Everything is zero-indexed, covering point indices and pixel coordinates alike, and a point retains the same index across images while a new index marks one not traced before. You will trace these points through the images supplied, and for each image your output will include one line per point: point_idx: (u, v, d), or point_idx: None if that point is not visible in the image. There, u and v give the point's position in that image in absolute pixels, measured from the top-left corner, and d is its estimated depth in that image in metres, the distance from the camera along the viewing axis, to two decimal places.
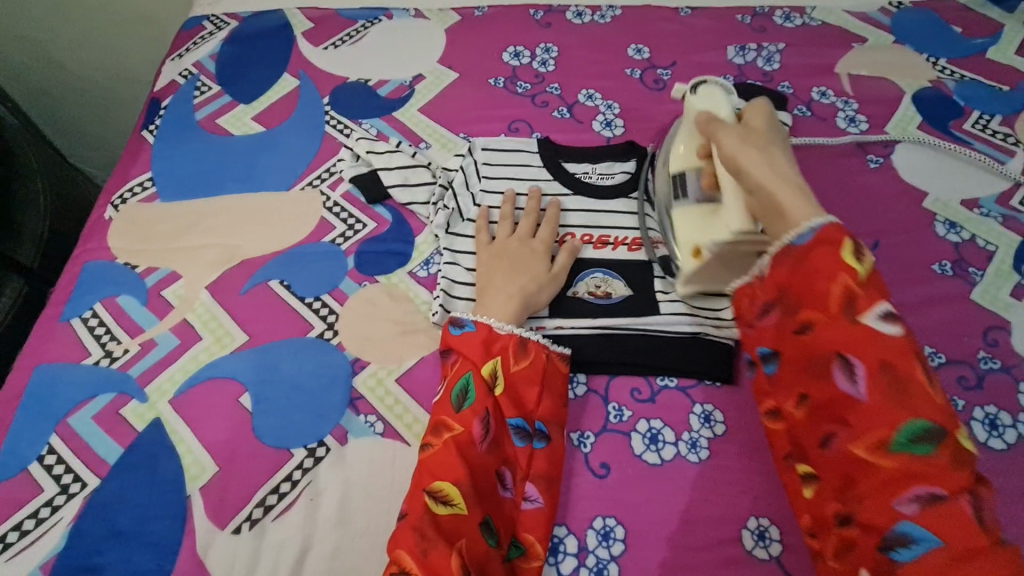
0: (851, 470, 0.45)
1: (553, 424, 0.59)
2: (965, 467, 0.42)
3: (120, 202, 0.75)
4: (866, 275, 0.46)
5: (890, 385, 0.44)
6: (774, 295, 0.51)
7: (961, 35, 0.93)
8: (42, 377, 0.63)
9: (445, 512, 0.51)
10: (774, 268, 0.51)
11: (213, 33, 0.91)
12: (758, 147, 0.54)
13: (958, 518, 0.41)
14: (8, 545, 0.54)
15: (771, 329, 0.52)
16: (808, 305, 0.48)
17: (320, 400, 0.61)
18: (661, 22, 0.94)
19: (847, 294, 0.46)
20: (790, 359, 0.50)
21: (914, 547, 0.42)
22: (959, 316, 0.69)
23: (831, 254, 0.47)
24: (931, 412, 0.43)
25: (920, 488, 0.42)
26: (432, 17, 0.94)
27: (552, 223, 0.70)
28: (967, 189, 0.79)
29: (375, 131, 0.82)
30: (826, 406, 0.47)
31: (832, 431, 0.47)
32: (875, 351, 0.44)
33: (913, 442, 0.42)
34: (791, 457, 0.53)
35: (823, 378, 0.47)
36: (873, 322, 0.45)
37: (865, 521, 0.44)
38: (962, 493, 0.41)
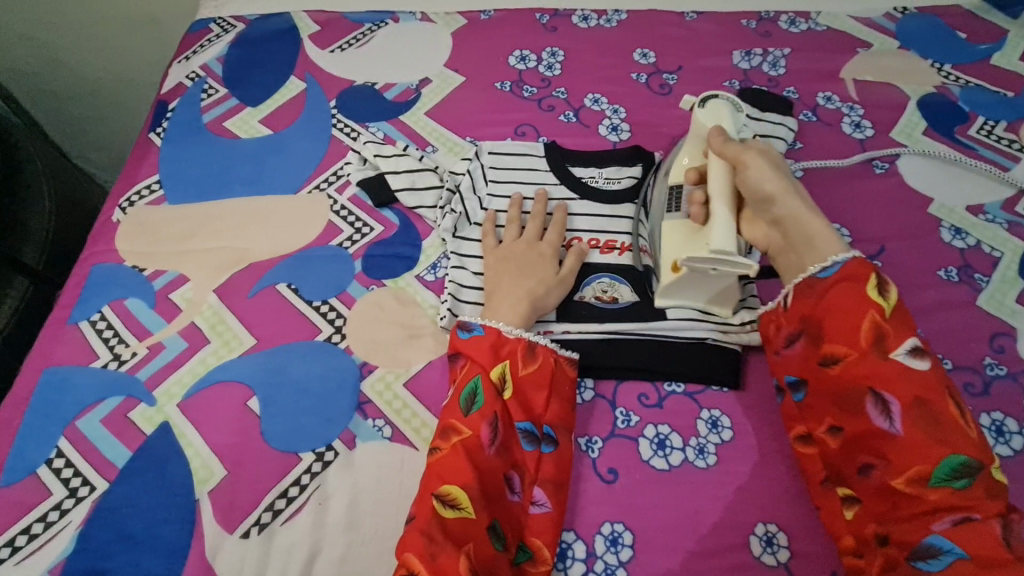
0: (890, 497, 0.49)
1: (560, 428, 0.59)
2: (998, 495, 0.46)
3: (127, 205, 0.76)
4: (892, 313, 0.51)
5: (923, 419, 0.48)
6: (801, 327, 0.56)
7: (966, 41, 0.93)
8: (50, 379, 0.63)
9: (452, 516, 0.51)
10: (800, 301, 0.56)
11: (220, 35, 0.92)
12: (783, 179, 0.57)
13: (994, 545, 0.44)
14: (17, 549, 0.54)
15: (799, 360, 0.56)
16: (837, 341, 0.52)
17: (327, 403, 0.61)
18: (667, 27, 0.94)
19: (877, 332, 0.51)
20: (819, 390, 0.54)
21: (942, 559, 0.45)
22: (966, 322, 0.69)
23: (861, 294, 0.52)
24: (967, 446, 0.47)
25: (958, 515, 0.46)
26: (438, 20, 0.94)
27: (558, 226, 0.70)
28: (972, 195, 0.79)
29: (382, 134, 0.82)
30: (861, 437, 0.51)
31: (868, 462, 0.51)
32: (907, 386, 0.49)
33: (951, 475, 0.46)
34: (828, 481, 0.55)
35: (857, 412, 0.51)
36: (904, 359, 0.49)
37: (903, 544, 0.48)
38: (997, 520, 0.45)
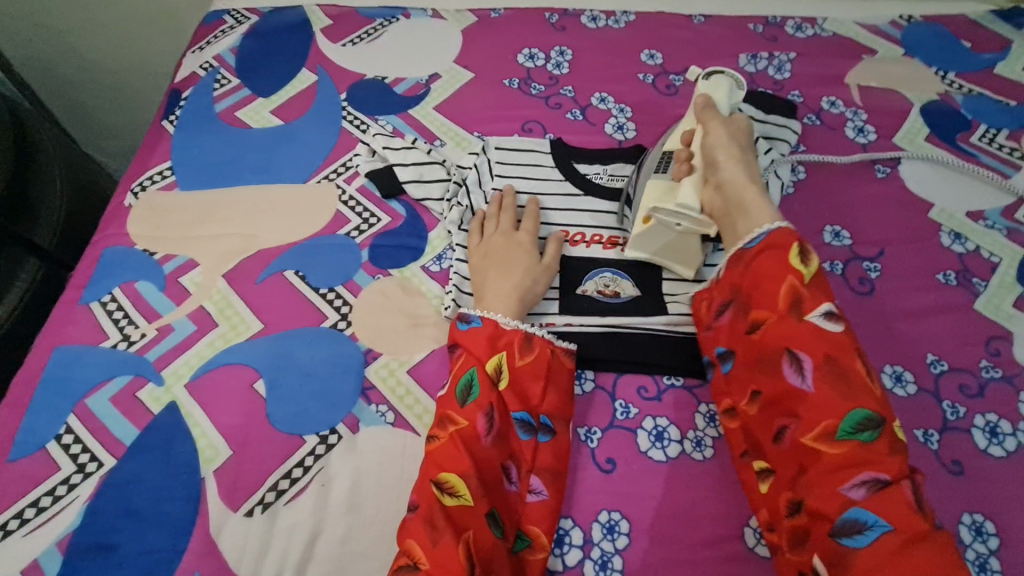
0: (804, 458, 0.50)
1: (558, 418, 0.60)
2: (900, 455, 0.48)
3: (140, 190, 0.77)
4: (811, 280, 0.54)
5: (833, 376, 0.50)
6: (731, 296, 0.58)
7: (970, 50, 0.94)
8: (61, 358, 0.64)
9: (451, 504, 0.52)
10: (730, 272, 0.59)
11: (234, 27, 0.93)
12: (742, 152, 0.63)
13: (899, 503, 0.46)
14: (24, 521, 0.55)
15: (727, 330, 0.59)
16: (761, 306, 0.55)
17: (332, 388, 0.62)
18: (675, 29, 0.95)
19: (795, 297, 0.53)
20: (745, 356, 0.56)
21: (867, 533, 0.46)
22: (963, 325, 0.70)
23: (782, 259, 0.54)
24: (872, 403, 0.49)
25: (866, 473, 0.47)
26: (449, 17, 0.95)
27: (534, 216, 0.71)
28: (973, 201, 0.80)
29: (391, 127, 0.83)
30: (779, 398, 0.53)
31: (784, 423, 0.52)
32: (819, 346, 0.51)
33: (858, 430, 0.48)
34: (745, 455, 0.57)
35: (774, 374, 0.53)
36: (818, 320, 0.52)
37: (815, 507, 0.49)
38: (902, 479, 0.47)
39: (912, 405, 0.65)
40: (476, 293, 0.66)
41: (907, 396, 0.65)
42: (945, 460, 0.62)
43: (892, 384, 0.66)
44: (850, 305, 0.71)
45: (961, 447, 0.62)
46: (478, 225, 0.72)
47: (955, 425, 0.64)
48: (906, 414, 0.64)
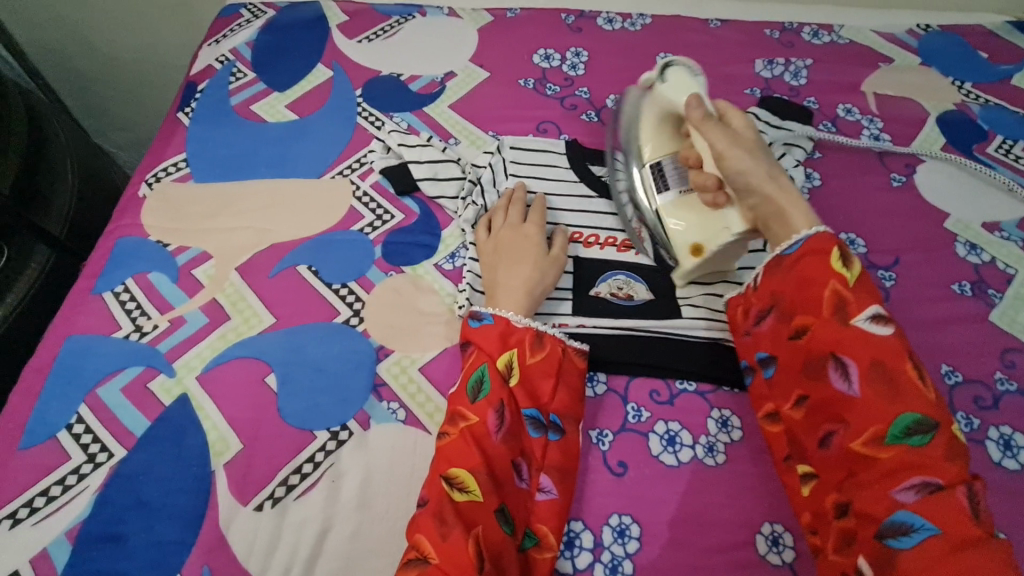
0: (852, 462, 0.50)
1: (568, 417, 0.59)
2: (959, 459, 0.46)
3: (154, 181, 0.77)
4: (855, 283, 0.53)
5: (881, 380, 0.49)
6: (772, 302, 0.58)
7: (987, 61, 0.94)
8: (73, 347, 0.64)
9: (461, 499, 0.50)
10: (768, 278, 0.58)
11: (250, 20, 0.93)
12: (753, 151, 0.61)
13: (953, 508, 0.44)
14: (34, 510, 0.55)
15: (769, 336, 0.58)
16: (805, 311, 0.55)
17: (344, 384, 0.62)
18: (691, 33, 0.95)
19: (838, 300, 0.53)
20: (790, 362, 0.56)
21: (913, 535, 0.45)
22: (977, 336, 0.70)
23: (822, 263, 0.54)
24: (924, 406, 0.48)
25: (917, 477, 0.46)
26: (465, 16, 0.95)
27: (540, 211, 0.71)
28: (988, 212, 0.79)
29: (406, 124, 0.83)
30: (825, 403, 0.52)
31: (832, 428, 0.52)
32: (866, 350, 0.50)
33: (907, 433, 0.48)
34: (790, 459, 0.56)
35: (820, 379, 0.53)
36: (864, 325, 0.51)
37: (863, 510, 0.48)
38: (958, 483, 0.45)
39: None
40: (486, 291, 0.65)
41: None
42: None
43: None
44: None
45: (975, 459, 0.62)
46: (483, 226, 0.71)
47: (968, 437, 0.63)
48: None
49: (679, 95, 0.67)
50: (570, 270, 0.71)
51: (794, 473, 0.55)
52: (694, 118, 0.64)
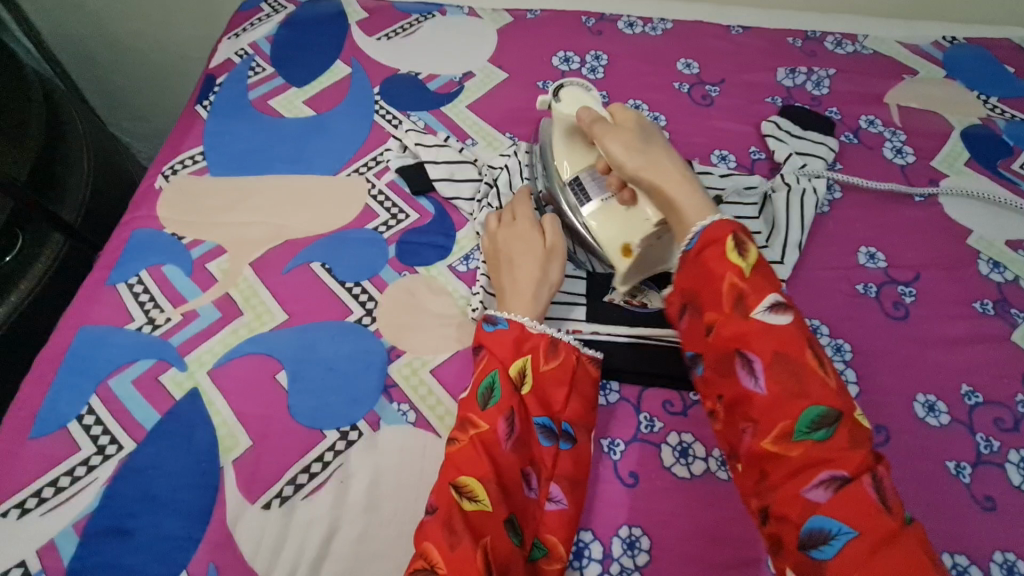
0: (763, 462, 0.48)
1: (580, 426, 0.58)
2: (862, 447, 0.45)
3: (171, 173, 0.77)
4: (752, 271, 0.51)
5: (786, 373, 0.47)
6: (683, 301, 0.55)
7: (1013, 76, 0.92)
8: (86, 338, 0.64)
9: (470, 508, 0.49)
10: (674, 278, 0.55)
11: (271, 15, 0.93)
12: (636, 142, 0.60)
13: (863, 502, 0.43)
14: (42, 500, 0.55)
15: (688, 335, 0.55)
16: (707, 306, 0.51)
17: (355, 383, 0.62)
18: (713, 40, 0.94)
19: (737, 293, 0.50)
20: (703, 360, 0.53)
21: (833, 543, 0.43)
22: (999, 356, 0.68)
23: (720, 254, 0.51)
24: (826, 396, 0.46)
25: (826, 472, 0.45)
26: (485, 16, 0.95)
27: (526, 204, 0.70)
28: (1012, 230, 0.78)
29: (423, 123, 0.83)
30: (735, 403, 0.50)
31: (744, 428, 0.49)
32: (768, 343, 0.48)
33: (813, 428, 0.46)
34: (718, 461, 0.54)
35: (729, 376, 0.50)
36: (764, 315, 0.49)
37: (780, 514, 0.46)
38: (863, 474, 0.44)
39: (945, 435, 0.63)
40: (495, 296, 0.64)
41: (940, 426, 0.64)
42: (978, 495, 0.60)
43: (924, 414, 0.64)
44: (884, 329, 0.70)
45: (995, 483, 0.61)
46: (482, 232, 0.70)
47: (988, 459, 0.62)
48: (939, 446, 0.62)
49: (575, 109, 0.67)
50: (583, 275, 0.70)
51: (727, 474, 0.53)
52: (588, 127, 0.64)
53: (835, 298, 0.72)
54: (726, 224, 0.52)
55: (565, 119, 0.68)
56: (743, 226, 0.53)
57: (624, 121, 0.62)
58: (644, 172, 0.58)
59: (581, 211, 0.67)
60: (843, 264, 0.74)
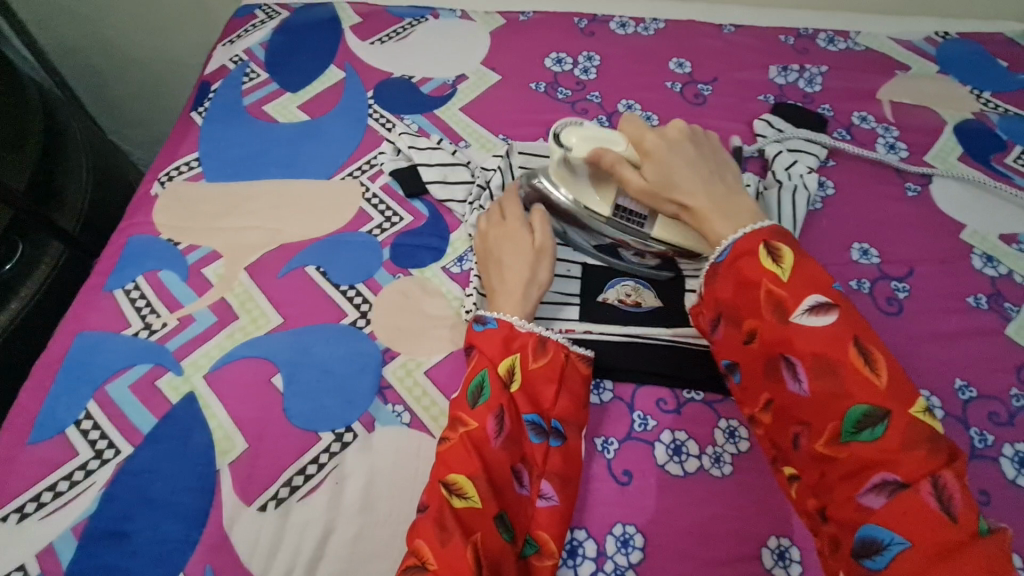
0: (821, 465, 0.48)
1: (570, 423, 0.58)
2: (924, 447, 0.44)
3: (167, 179, 0.78)
4: (790, 276, 0.50)
5: (829, 376, 0.48)
6: (717, 310, 0.55)
7: (1006, 70, 0.92)
8: (84, 343, 0.64)
9: (460, 505, 0.50)
10: (708, 289, 0.56)
11: (265, 22, 0.94)
12: (660, 179, 0.58)
13: (920, 508, 0.42)
14: (41, 505, 0.56)
15: (724, 344, 0.56)
16: (745, 314, 0.53)
17: (350, 385, 0.62)
18: (705, 39, 0.94)
19: (774, 299, 0.51)
20: (750, 364, 0.53)
21: (887, 550, 0.43)
22: (993, 350, 0.68)
23: (753, 262, 0.52)
24: (874, 397, 0.46)
25: (881, 475, 0.45)
26: (477, 19, 0.95)
27: (515, 202, 0.70)
28: (1005, 224, 0.78)
29: (417, 127, 0.83)
30: (784, 407, 0.51)
31: (798, 431, 0.50)
32: (809, 345, 0.48)
33: (862, 429, 0.46)
34: (774, 462, 0.54)
35: (777, 380, 0.51)
36: (804, 319, 0.49)
37: (838, 516, 0.46)
38: (922, 478, 0.43)
39: None
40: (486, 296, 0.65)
41: None
42: (972, 489, 0.60)
43: None
44: (876, 325, 0.70)
45: (989, 477, 0.61)
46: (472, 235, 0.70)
47: (982, 453, 0.62)
48: None
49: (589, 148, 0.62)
50: (577, 275, 0.70)
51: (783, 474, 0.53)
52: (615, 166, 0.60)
53: None
54: (755, 234, 0.53)
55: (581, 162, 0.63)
56: (777, 228, 0.53)
57: (644, 146, 0.60)
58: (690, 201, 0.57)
59: (644, 230, 0.65)
60: (836, 261, 0.74)
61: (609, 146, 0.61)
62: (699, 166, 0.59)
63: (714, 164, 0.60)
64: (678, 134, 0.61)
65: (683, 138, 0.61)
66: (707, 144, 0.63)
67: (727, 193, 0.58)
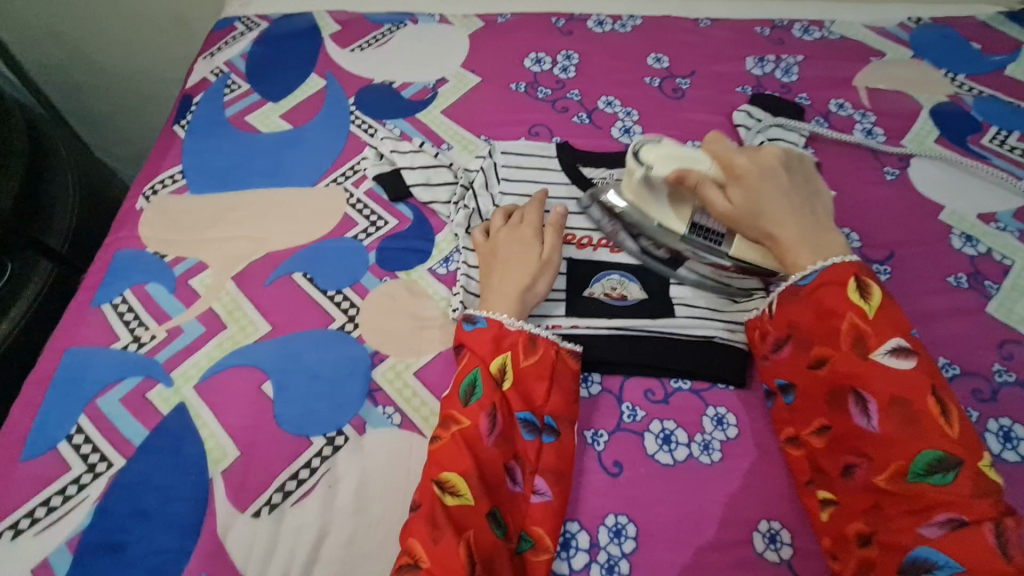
0: (876, 495, 0.50)
1: (562, 419, 0.58)
2: (990, 497, 0.45)
3: (151, 193, 0.78)
4: (877, 316, 0.52)
5: (902, 417, 0.49)
6: (790, 333, 0.58)
7: (979, 53, 0.94)
8: (73, 359, 0.65)
9: (452, 503, 0.50)
10: (783, 308, 0.58)
11: (245, 33, 0.94)
12: (750, 206, 0.58)
13: (978, 547, 0.43)
14: (35, 520, 0.56)
15: (788, 364, 0.58)
16: (825, 343, 0.54)
17: (340, 389, 0.63)
18: (681, 33, 0.95)
19: (857, 334, 0.52)
20: (815, 390, 0.55)
21: (936, 574, 0.44)
22: (975, 328, 0.69)
23: (840, 295, 0.53)
24: (945, 443, 0.47)
25: (942, 514, 0.46)
26: (456, 22, 0.96)
27: (537, 207, 0.70)
28: (983, 204, 0.79)
29: (399, 131, 0.84)
30: (845, 437, 0.52)
31: (854, 460, 0.52)
32: (886, 386, 0.50)
33: (929, 470, 0.47)
34: (810, 484, 0.56)
35: (842, 411, 0.53)
36: (885, 359, 0.50)
37: (886, 542, 0.48)
38: (985, 521, 0.44)
39: None
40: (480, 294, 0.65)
41: None
42: None
43: None
44: None
45: None
46: (478, 228, 0.70)
47: None
48: None
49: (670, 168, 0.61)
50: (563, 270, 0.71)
51: (816, 498, 0.55)
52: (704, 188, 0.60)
53: None
54: (839, 266, 0.55)
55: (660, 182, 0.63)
56: (864, 266, 0.55)
57: (734, 167, 0.60)
58: (777, 229, 0.57)
59: (722, 248, 0.64)
60: None
61: (693, 166, 0.61)
62: (792, 197, 0.58)
63: (806, 193, 0.60)
64: (772, 161, 0.60)
65: (777, 165, 0.60)
66: (799, 172, 0.62)
67: (817, 226, 0.58)
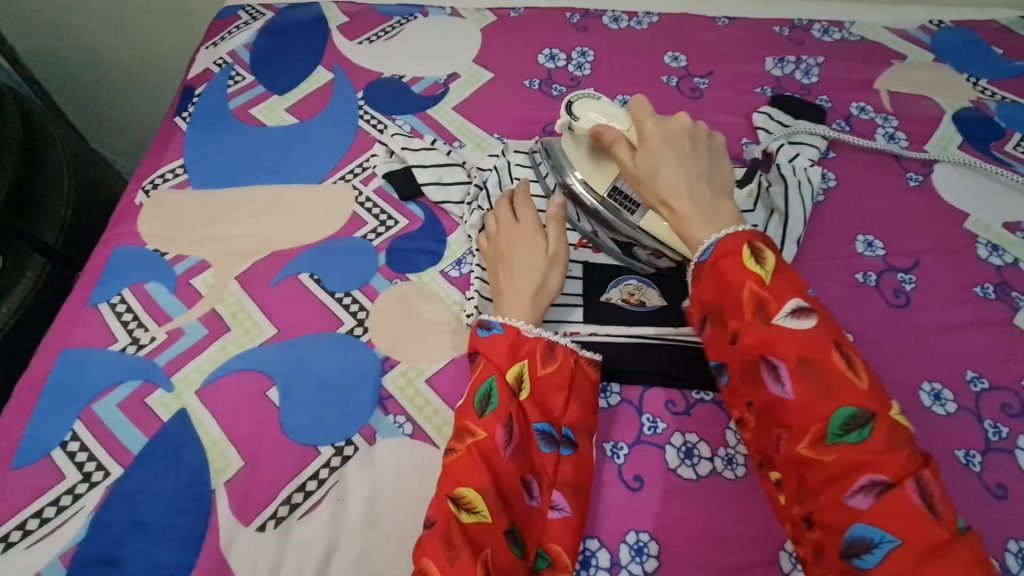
0: (801, 469, 0.46)
1: (581, 431, 0.56)
2: (904, 449, 0.43)
3: (151, 188, 0.75)
4: (773, 277, 0.49)
5: (812, 378, 0.46)
6: (702, 311, 0.53)
7: (1001, 57, 0.92)
8: (68, 361, 0.62)
9: (468, 521, 0.48)
10: (694, 285, 0.54)
11: (249, 23, 0.91)
12: (647, 169, 0.57)
13: (906, 507, 0.42)
14: (27, 533, 0.53)
15: (708, 344, 0.54)
16: (730, 315, 0.50)
17: (349, 398, 0.60)
18: (699, 31, 0.93)
19: (758, 300, 0.49)
20: (728, 366, 0.52)
21: (876, 551, 0.42)
22: (1003, 341, 0.67)
23: (737, 264, 0.50)
24: (855, 398, 0.45)
25: (865, 476, 0.43)
26: (468, 16, 0.93)
27: (527, 204, 0.68)
28: (1009, 212, 0.77)
29: (409, 127, 0.81)
30: (766, 410, 0.49)
31: (777, 435, 0.48)
32: (792, 347, 0.47)
33: (845, 430, 0.44)
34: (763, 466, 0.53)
35: (756, 384, 0.49)
36: (784, 321, 0.48)
37: (826, 521, 0.45)
38: (905, 478, 0.42)
39: (953, 424, 0.62)
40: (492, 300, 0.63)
41: (948, 414, 0.62)
42: (990, 484, 0.59)
43: (931, 403, 0.63)
44: (885, 318, 0.69)
45: (1005, 470, 0.60)
46: (479, 235, 0.68)
47: (997, 446, 0.61)
48: (947, 433, 0.61)
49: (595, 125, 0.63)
50: (579, 275, 0.68)
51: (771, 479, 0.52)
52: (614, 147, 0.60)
53: (834, 288, 0.71)
54: (736, 236, 0.52)
55: (585, 135, 0.65)
56: (759, 232, 0.52)
57: (643, 131, 0.60)
58: (671, 194, 0.56)
59: (632, 216, 0.64)
60: (842, 254, 0.73)
61: (614, 124, 0.63)
62: (692, 167, 0.57)
63: (706, 164, 0.58)
64: (680, 129, 0.59)
65: (683, 134, 0.59)
66: (708, 145, 0.61)
67: (713, 197, 0.56)
